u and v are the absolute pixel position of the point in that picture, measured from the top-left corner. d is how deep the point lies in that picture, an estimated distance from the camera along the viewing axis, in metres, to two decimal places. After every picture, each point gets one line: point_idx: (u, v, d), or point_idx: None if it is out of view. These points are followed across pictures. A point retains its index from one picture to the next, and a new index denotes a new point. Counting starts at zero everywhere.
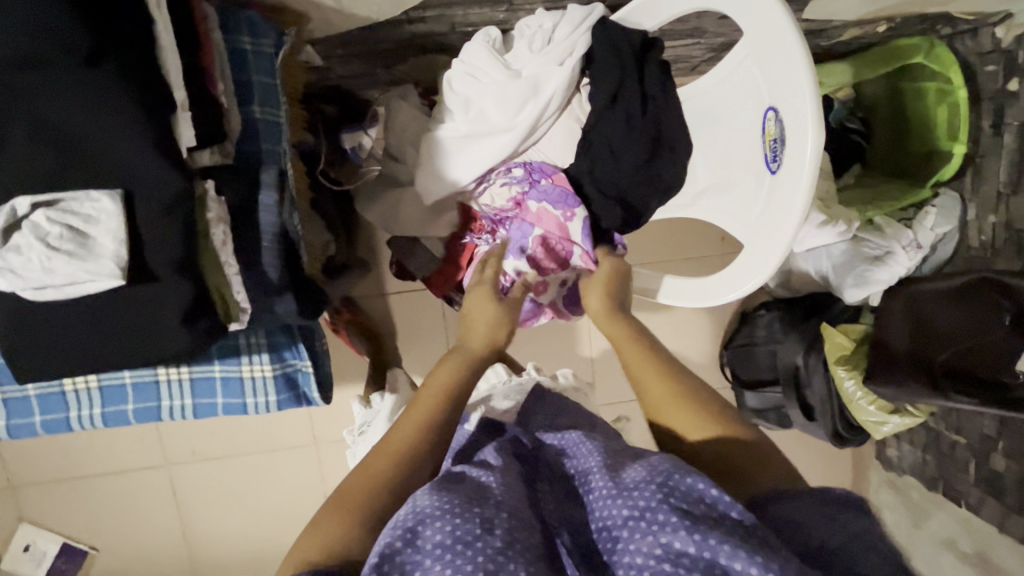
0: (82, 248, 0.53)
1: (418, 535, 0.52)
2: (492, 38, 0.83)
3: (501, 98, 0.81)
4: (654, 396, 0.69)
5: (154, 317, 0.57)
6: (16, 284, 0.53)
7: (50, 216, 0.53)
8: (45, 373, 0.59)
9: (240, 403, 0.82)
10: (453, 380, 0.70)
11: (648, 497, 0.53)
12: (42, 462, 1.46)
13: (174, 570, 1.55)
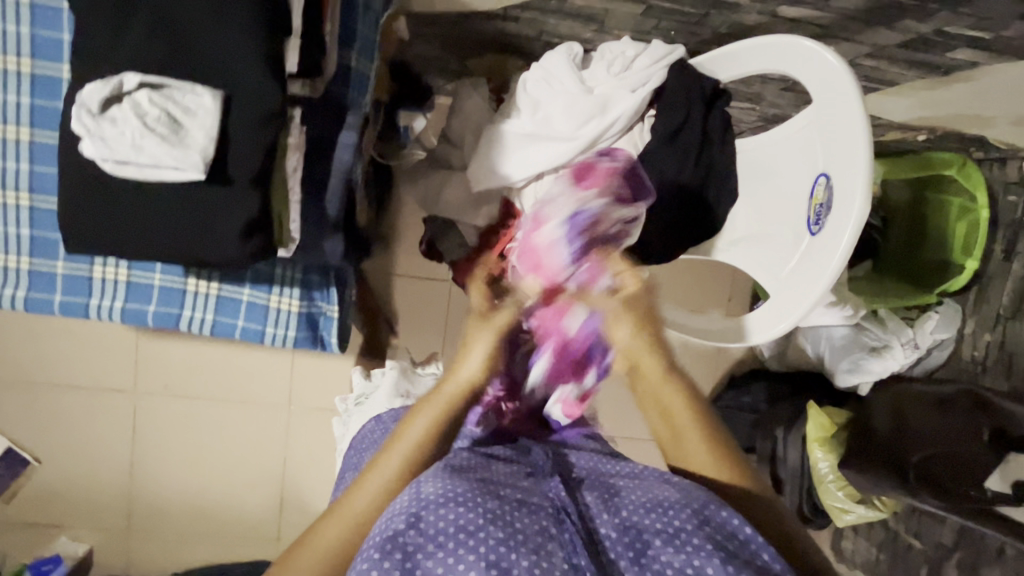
0: (174, 135, 0.55)
1: (420, 519, 0.54)
2: (574, 53, 0.88)
3: (570, 109, 0.86)
4: (672, 419, 0.66)
5: (217, 219, 0.58)
6: (102, 152, 0.54)
7: (152, 97, 0.54)
8: (95, 250, 0.60)
9: (259, 329, 0.87)
10: (422, 439, 0.63)
11: (685, 519, 0.56)
12: (11, 360, 1.42)
13: (112, 502, 1.49)
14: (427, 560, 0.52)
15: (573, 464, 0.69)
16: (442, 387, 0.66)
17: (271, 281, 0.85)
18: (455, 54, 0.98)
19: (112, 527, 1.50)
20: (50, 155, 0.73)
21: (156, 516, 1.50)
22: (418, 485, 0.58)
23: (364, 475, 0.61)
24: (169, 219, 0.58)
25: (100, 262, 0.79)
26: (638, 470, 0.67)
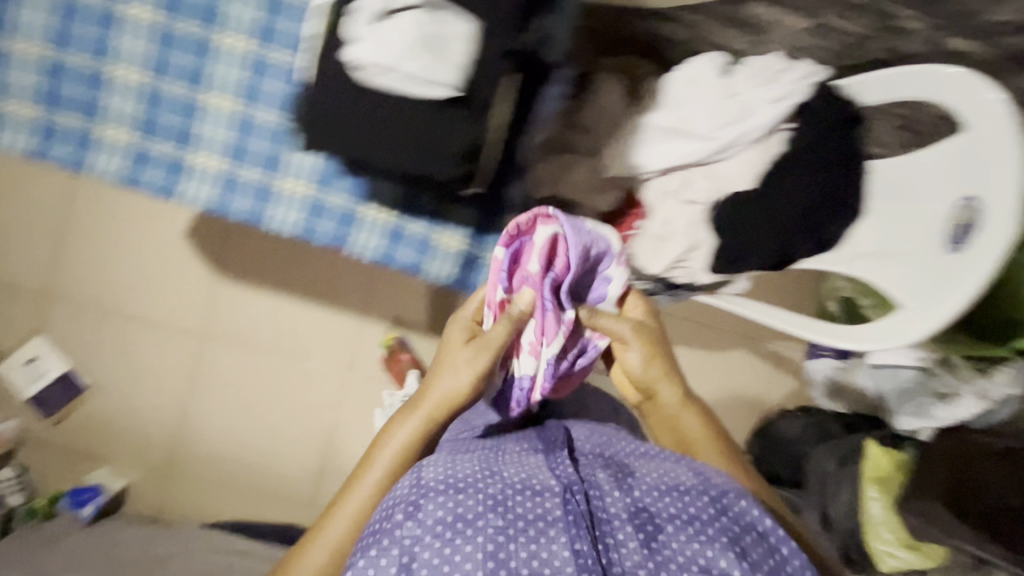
0: (434, 51, 0.57)
1: (418, 508, 0.61)
2: (724, 61, 0.93)
3: (715, 112, 0.91)
4: (694, 434, 0.83)
5: (447, 137, 0.61)
6: (367, 57, 0.57)
7: (425, 14, 0.57)
8: (330, 146, 0.63)
9: (418, 264, 0.90)
10: (399, 451, 0.75)
11: (700, 507, 0.63)
12: (90, 284, 1.45)
13: (156, 441, 1.49)
14: (424, 551, 0.57)
15: (580, 454, 0.76)
16: (427, 395, 0.79)
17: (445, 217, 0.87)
18: (599, 49, 1.04)
19: (153, 467, 1.49)
20: (256, 65, 0.81)
21: (195, 463, 1.50)
22: (418, 475, 0.65)
23: (344, 491, 0.74)
24: (401, 133, 0.61)
25: (287, 155, 0.84)
26: (646, 457, 0.74)
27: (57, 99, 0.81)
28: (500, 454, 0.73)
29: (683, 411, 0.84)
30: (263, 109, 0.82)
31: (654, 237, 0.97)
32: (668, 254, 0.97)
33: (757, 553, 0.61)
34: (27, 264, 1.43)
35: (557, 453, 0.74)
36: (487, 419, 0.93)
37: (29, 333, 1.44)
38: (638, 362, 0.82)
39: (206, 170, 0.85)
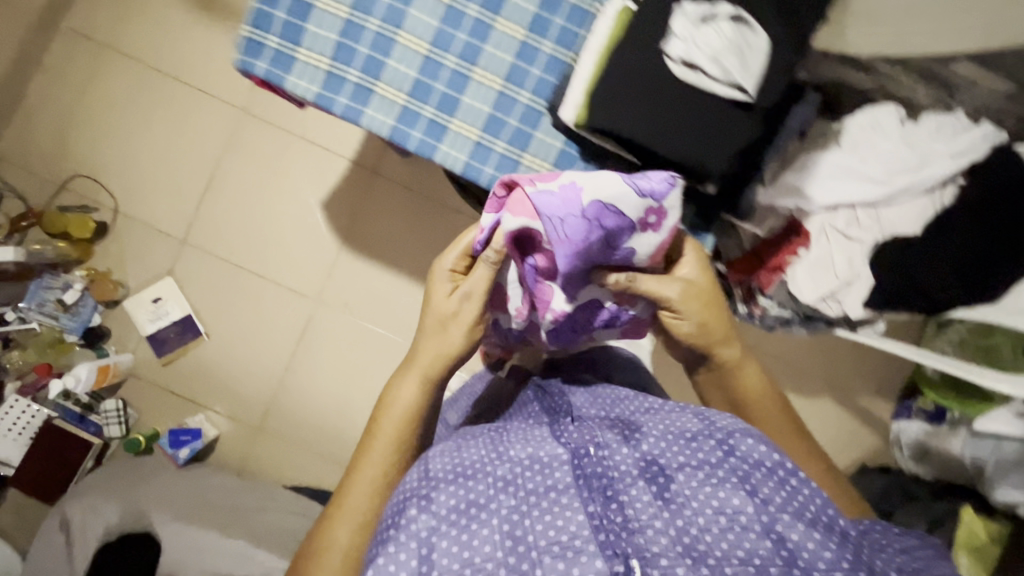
0: (741, 58, 0.73)
1: (430, 499, 0.66)
2: (901, 113, 0.98)
3: (886, 160, 0.97)
4: (760, 413, 0.90)
5: (694, 124, 0.74)
6: (686, 54, 0.73)
7: (737, 26, 0.73)
8: (625, 130, 0.74)
9: None
10: (407, 409, 0.83)
11: (709, 453, 0.69)
12: (224, 236, 1.52)
13: (254, 396, 1.53)
14: (443, 540, 0.63)
15: (581, 417, 0.82)
16: (416, 360, 0.86)
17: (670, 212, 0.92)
18: None
19: (246, 421, 1.54)
20: (531, 57, 0.83)
21: (287, 424, 1.54)
22: (426, 465, 0.71)
23: (359, 457, 0.81)
24: (663, 105, 0.74)
25: (551, 131, 0.85)
26: (649, 411, 0.80)
27: (340, 49, 0.81)
28: (506, 427, 0.79)
29: (742, 365, 0.91)
30: (530, 96, 0.84)
31: (811, 264, 1.01)
32: (824, 283, 1.01)
33: (768, 486, 0.65)
34: (169, 209, 1.51)
35: (564, 422, 0.80)
36: (473, 387, 1.08)
37: (160, 274, 1.51)
38: (693, 325, 0.86)
39: (464, 139, 0.85)
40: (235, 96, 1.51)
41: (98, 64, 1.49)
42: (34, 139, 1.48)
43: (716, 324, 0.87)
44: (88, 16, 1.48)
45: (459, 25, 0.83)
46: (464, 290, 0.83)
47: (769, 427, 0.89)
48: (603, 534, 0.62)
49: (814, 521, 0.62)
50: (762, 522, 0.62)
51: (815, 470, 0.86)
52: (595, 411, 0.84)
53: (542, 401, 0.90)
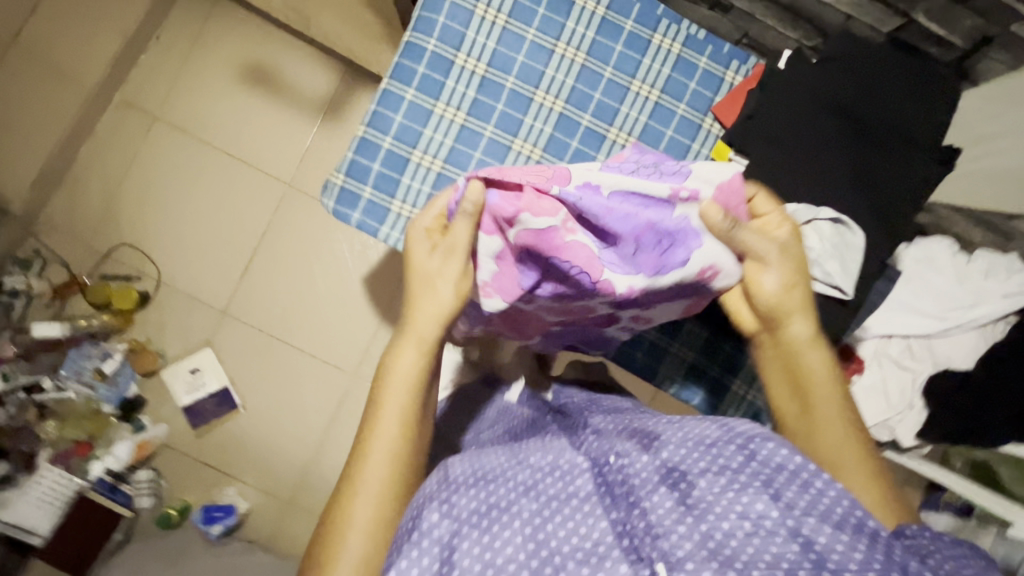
0: (840, 262, 0.73)
1: (448, 502, 0.63)
2: (953, 247, 1.01)
3: (940, 296, 0.99)
4: (824, 417, 0.70)
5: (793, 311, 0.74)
6: (796, 262, 0.72)
7: (835, 229, 0.73)
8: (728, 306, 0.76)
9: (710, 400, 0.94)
10: (411, 371, 0.69)
11: (732, 457, 0.61)
12: (264, 308, 1.53)
13: (284, 468, 1.53)
14: (466, 540, 0.59)
15: (596, 427, 0.76)
16: (413, 323, 0.70)
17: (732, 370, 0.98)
18: None
19: (275, 493, 1.53)
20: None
21: (316, 498, 1.53)
22: (448, 470, 0.69)
23: (366, 434, 0.67)
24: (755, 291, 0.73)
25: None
26: (669, 421, 0.71)
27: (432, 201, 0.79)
28: (524, 443, 0.75)
29: (807, 349, 0.72)
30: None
31: (864, 389, 1.02)
32: (877, 411, 1.01)
33: (796, 494, 0.56)
34: (212, 280, 1.52)
35: (581, 431, 0.75)
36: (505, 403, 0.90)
37: (199, 344, 1.51)
38: (773, 290, 0.71)
39: None
40: (281, 169, 1.51)
41: (147, 136, 1.50)
42: (78, 207, 1.48)
43: (781, 296, 0.71)
44: (140, 88, 1.49)
45: (562, 154, 0.81)
46: (444, 247, 0.69)
47: (821, 414, 0.71)
48: (627, 538, 0.56)
49: (861, 533, 0.53)
50: (790, 525, 0.53)
51: (852, 465, 0.67)
52: (609, 423, 0.76)
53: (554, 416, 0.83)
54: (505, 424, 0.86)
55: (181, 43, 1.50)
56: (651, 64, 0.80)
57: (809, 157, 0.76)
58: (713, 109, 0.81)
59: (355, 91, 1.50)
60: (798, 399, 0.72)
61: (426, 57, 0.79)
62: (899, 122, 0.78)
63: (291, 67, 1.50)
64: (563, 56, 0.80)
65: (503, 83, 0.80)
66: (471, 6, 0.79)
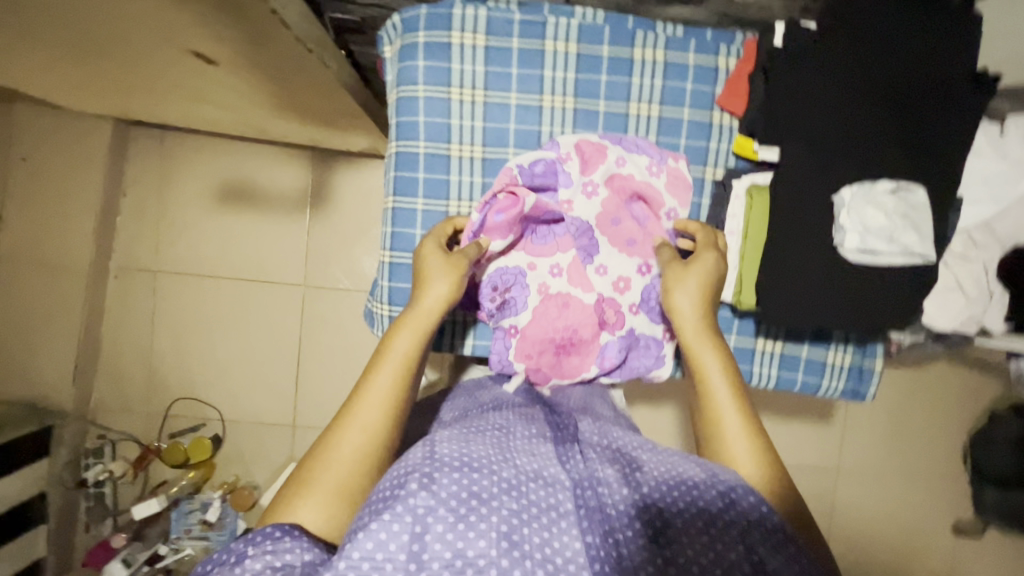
0: (916, 231, 0.65)
1: (433, 480, 0.51)
2: (989, 127, 0.95)
3: (988, 179, 0.93)
4: (715, 399, 0.64)
5: (884, 296, 0.68)
6: (861, 246, 0.65)
7: (897, 197, 0.65)
8: (797, 319, 0.69)
9: (811, 385, 0.83)
10: (407, 356, 0.62)
11: (711, 500, 0.54)
12: (328, 407, 1.52)
13: None
14: (439, 522, 0.48)
15: (580, 437, 0.66)
16: (417, 300, 0.65)
17: (828, 337, 0.81)
18: None
19: None
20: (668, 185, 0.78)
21: None
22: (433, 445, 0.56)
23: (360, 388, 0.60)
24: (831, 295, 0.67)
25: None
26: (650, 447, 0.64)
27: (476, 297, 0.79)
28: (506, 427, 0.64)
29: (682, 321, 0.68)
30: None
31: (938, 295, 0.99)
32: (962, 310, 0.97)
33: (780, 561, 0.51)
34: (271, 401, 1.52)
35: (566, 435, 0.65)
36: (500, 392, 0.73)
37: (285, 463, 1.53)
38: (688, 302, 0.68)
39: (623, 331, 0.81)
40: (292, 275, 1.49)
41: (157, 291, 1.50)
42: (124, 381, 1.51)
43: (691, 311, 0.68)
44: (131, 249, 1.49)
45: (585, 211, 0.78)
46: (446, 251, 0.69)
47: (708, 400, 0.64)
48: (600, 564, 0.50)
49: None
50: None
51: (743, 455, 0.60)
52: (596, 435, 0.67)
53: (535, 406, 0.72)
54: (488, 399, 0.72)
55: (151, 192, 1.48)
56: (642, 82, 0.75)
57: (846, 129, 0.66)
58: (719, 104, 0.76)
59: (330, 174, 1.46)
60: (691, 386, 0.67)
61: (421, 162, 0.76)
62: (935, 59, 0.66)
63: (262, 174, 1.47)
64: (552, 107, 0.76)
65: (504, 157, 0.77)
66: (444, 93, 0.74)
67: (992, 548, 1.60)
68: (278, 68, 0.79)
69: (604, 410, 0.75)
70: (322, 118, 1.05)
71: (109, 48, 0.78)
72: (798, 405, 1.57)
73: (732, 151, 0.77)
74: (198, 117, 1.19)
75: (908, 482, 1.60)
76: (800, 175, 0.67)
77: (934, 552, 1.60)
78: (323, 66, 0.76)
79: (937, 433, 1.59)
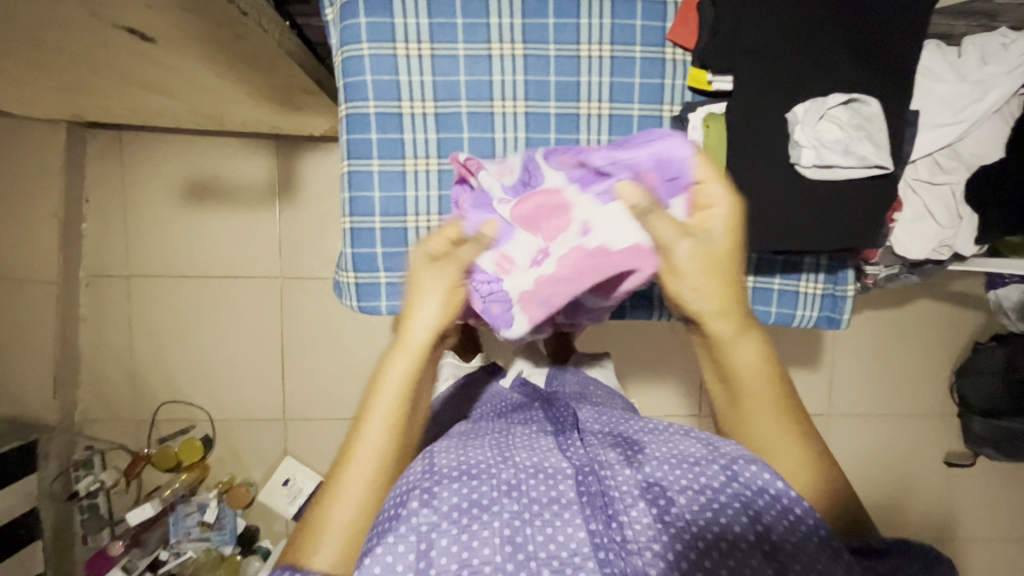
0: (872, 142, 0.66)
1: (434, 495, 0.51)
2: (941, 47, 0.95)
3: (949, 99, 0.92)
4: (758, 406, 0.60)
5: (847, 214, 0.70)
6: (820, 160, 0.66)
7: (850, 110, 0.67)
8: (763, 241, 0.70)
9: (786, 317, 0.84)
10: (399, 391, 0.58)
11: (712, 475, 0.54)
12: (316, 397, 1.51)
13: None
14: (443, 536, 0.49)
15: (581, 426, 0.66)
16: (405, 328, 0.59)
17: (799, 267, 0.82)
18: None
19: None
20: (627, 126, 0.77)
21: None
22: (431, 457, 0.56)
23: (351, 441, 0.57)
24: (791, 215, 0.69)
25: None
26: (651, 428, 0.63)
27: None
28: (507, 430, 0.65)
29: (733, 343, 0.60)
30: None
31: (908, 224, 0.99)
32: (934, 238, 0.97)
33: (783, 530, 0.50)
34: (258, 397, 1.51)
35: (566, 425, 0.65)
36: (499, 395, 0.77)
37: (279, 457, 1.51)
38: (704, 300, 0.59)
39: None
40: (267, 267, 1.47)
41: (130, 299, 1.47)
42: (106, 389, 1.49)
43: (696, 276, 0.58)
44: (100, 258, 1.46)
45: (546, 151, 0.77)
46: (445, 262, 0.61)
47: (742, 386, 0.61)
48: (604, 552, 0.49)
49: (812, 537, 0.50)
50: (767, 552, 0.49)
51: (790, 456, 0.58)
52: (597, 421, 0.67)
53: (535, 402, 0.74)
54: (490, 406, 0.75)
55: (113, 196, 1.45)
56: (591, 22, 0.74)
57: (790, 48, 0.67)
58: (671, 39, 0.75)
59: (296, 162, 1.44)
60: (725, 390, 0.63)
61: (373, 123, 0.75)
62: None
63: (227, 168, 1.44)
64: (501, 55, 0.75)
65: (458, 110, 0.76)
66: (389, 49, 0.73)
67: (984, 476, 1.63)
68: (217, 39, 0.77)
69: (598, 393, 0.80)
70: (278, 97, 1.04)
71: (40, 37, 0.76)
72: (787, 354, 1.57)
73: (687, 86, 0.76)
74: (151, 110, 1.16)
75: (898, 418, 1.62)
76: (749, 96, 0.68)
77: (928, 485, 1.62)
78: (263, 32, 0.75)
79: (921, 368, 1.61)
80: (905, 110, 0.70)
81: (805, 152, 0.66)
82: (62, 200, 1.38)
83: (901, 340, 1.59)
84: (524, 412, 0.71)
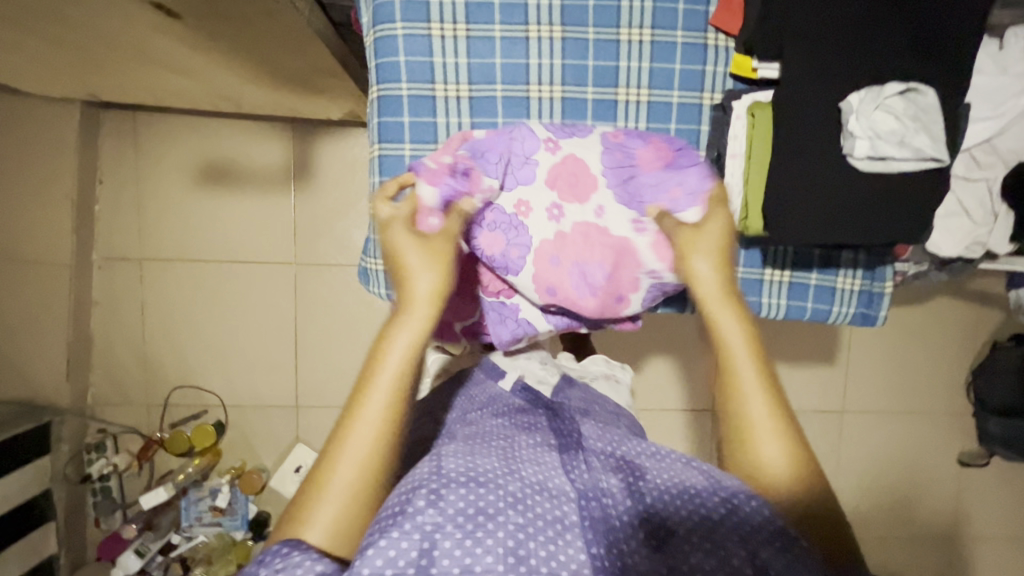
0: (928, 134, 0.65)
1: (440, 497, 0.49)
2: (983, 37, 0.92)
3: (990, 91, 0.89)
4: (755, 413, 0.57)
5: (892, 208, 0.68)
6: (874, 151, 0.65)
7: (907, 100, 0.65)
8: (804, 233, 0.68)
9: (821, 313, 0.83)
10: (405, 363, 0.54)
11: (713, 508, 0.52)
12: (329, 384, 1.50)
13: None
14: (447, 539, 0.46)
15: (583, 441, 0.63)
16: (411, 304, 0.56)
17: (837, 262, 0.81)
18: None
19: None
20: (666, 114, 0.76)
21: None
22: (438, 458, 0.53)
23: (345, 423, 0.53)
24: (835, 209, 0.67)
25: None
26: (655, 450, 0.61)
27: None
28: (511, 436, 0.62)
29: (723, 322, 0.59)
30: None
31: (941, 220, 0.96)
32: (967, 235, 0.96)
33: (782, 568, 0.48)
34: (270, 384, 1.50)
35: (569, 441, 0.62)
36: (497, 391, 0.74)
37: (291, 444, 1.51)
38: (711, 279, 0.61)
39: None
40: (281, 253, 1.45)
41: (142, 283, 1.46)
42: (118, 373, 1.48)
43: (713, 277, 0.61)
44: (113, 241, 1.44)
45: None
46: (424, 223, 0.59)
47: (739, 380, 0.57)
48: None
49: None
50: None
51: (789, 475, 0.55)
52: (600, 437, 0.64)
53: (539, 409, 0.70)
54: (489, 407, 0.71)
55: (127, 177, 1.43)
56: (631, 5, 0.73)
57: (841, 35, 0.65)
58: (713, 24, 0.73)
59: (311, 147, 1.42)
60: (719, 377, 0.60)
61: (405, 105, 0.73)
62: None
63: (242, 152, 1.42)
64: (539, 38, 0.73)
65: (493, 94, 0.74)
66: (424, 29, 0.71)
67: (997, 477, 1.62)
68: (246, 16, 0.75)
69: (606, 409, 0.76)
70: (300, 78, 1.01)
71: (65, 11, 0.74)
72: (804, 351, 1.56)
73: (729, 73, 0.75)
74: (168, 90, 1.14)
75: (912, 417, 1.61)
76: (797, 83, 0.66)
77: (940, 485, 1.61)
78: (294, 9, 0.73)
79: (938, 368, 1.59)
80: (957, 99, 0.67)
81: (859, 142, 0.65)
82: (76, 181, 1.37)
83: (919, 338, 1.58)
84: (524, 417, 0.68)
